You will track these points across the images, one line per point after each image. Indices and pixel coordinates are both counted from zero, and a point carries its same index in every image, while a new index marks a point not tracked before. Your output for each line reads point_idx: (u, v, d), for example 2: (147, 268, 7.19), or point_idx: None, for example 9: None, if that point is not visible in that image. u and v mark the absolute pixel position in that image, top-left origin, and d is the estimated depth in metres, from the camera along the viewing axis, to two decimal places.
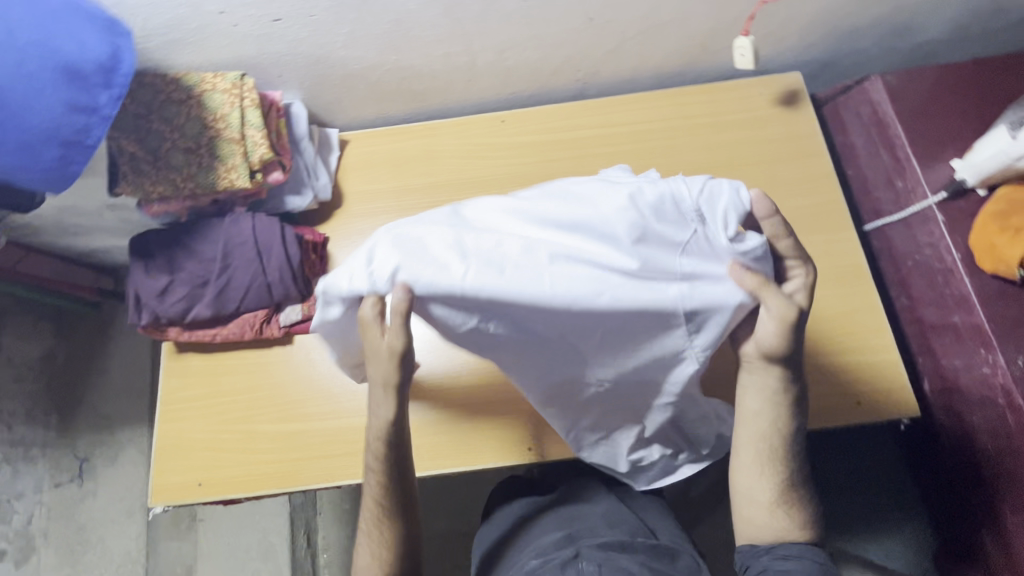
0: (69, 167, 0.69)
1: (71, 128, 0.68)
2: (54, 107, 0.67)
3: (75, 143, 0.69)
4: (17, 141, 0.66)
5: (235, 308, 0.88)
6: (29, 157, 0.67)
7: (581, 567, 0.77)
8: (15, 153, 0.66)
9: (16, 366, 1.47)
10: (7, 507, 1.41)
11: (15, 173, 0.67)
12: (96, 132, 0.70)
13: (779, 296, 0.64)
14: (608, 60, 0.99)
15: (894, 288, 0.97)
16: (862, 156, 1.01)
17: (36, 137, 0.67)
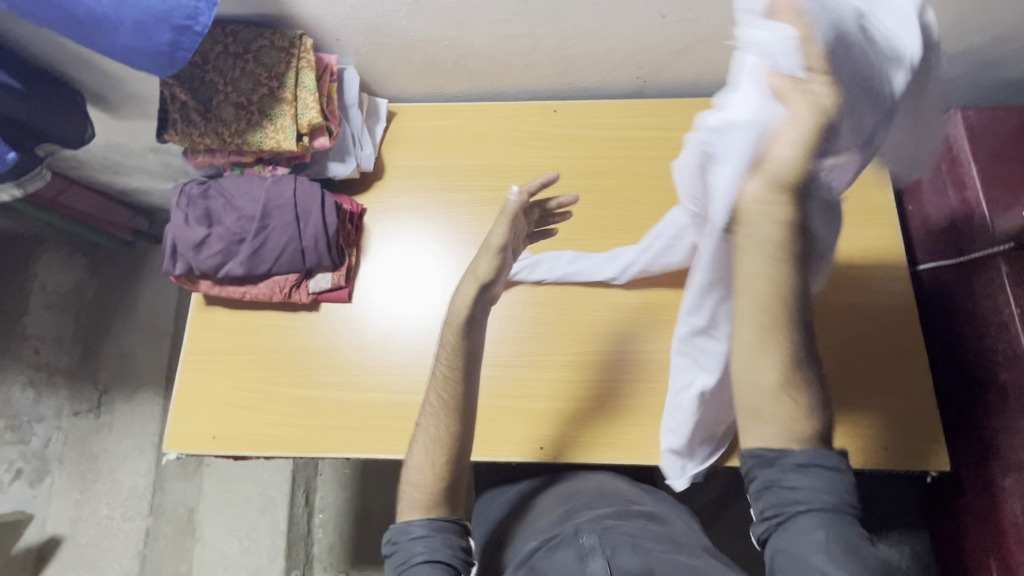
0: (177, 54, 0.70)
1: (182, 12, 0.68)
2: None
3: (185, 27, 0.69)
4: (133, 19, 0.67)
5: (267, 270, 0.87)
6: (143, 39, 0.68)
7: (583, 540, 0.71)
8: (131, 32, 0.67)
9: (49, 293, 1.49)
10: (24, 428, 1.42)
11: (133, 53, 0.69)
12: (203, 18, 0.69)
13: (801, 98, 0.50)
14: (674, 61, 0.95)
15: (941, 335, 0.92)
16: (926, 192, 0.95)
17: (151, 18, 0.67)
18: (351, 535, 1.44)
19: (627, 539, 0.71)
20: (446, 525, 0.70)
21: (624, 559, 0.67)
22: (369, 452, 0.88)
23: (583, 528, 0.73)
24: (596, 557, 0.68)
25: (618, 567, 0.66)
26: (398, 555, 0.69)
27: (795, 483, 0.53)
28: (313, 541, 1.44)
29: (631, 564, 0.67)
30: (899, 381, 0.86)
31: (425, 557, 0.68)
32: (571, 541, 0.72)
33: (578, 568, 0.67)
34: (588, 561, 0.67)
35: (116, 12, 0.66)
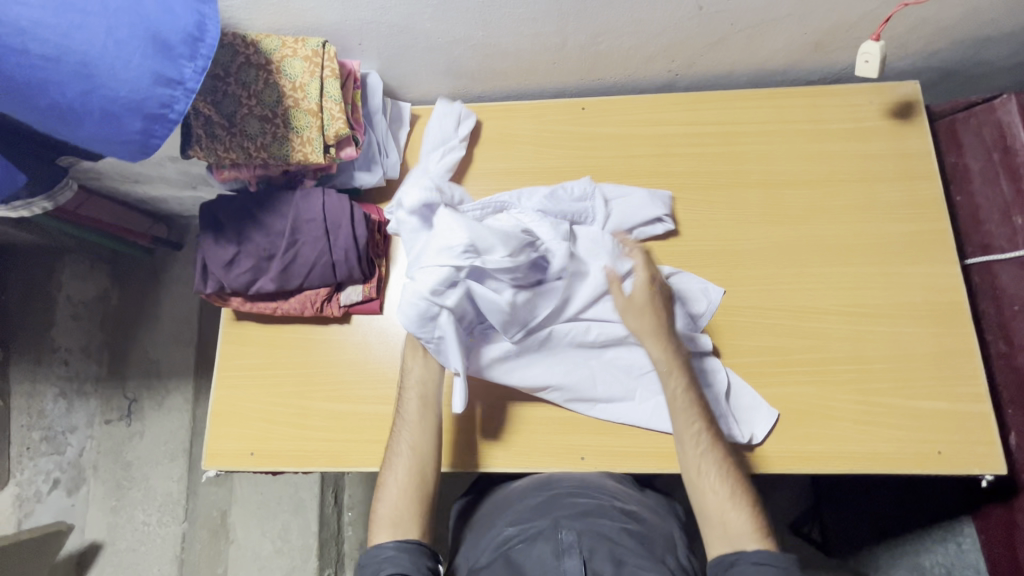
0: (150, 141, 0.65)
1: (156, 101, 0.63)
2: (140, 77, 0.62)
3: (160, 115, 0.64)
4: (101, 109, 0.61)
5: (298, 285, 0.86)
6: (113, 129, 0.63)
7: (560, 537, 0.69)
8: (100, 122, 0.62)
9: (74, 305, 1.47)
10: (59, 438, 1.44)
11: (101, 144, 0.64)
12: (180, 106, 0.64)
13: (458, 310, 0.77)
14: (707, 52, 0.91)
15: (991, 332, 0.88)
16: (975, 181, 0.91)
17: (121, 107, 0.62)
18: None
19: (606, 542, 0.69)
20: (412, 546, 0.72)
21: (600, 563, 0.66)
22: None
23: (564, 521, 0.72)
24: (573, 555, 0.67)
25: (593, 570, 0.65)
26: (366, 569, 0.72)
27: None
28: (344, 539, 1.47)
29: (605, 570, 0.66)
30: (952, 383, 0.83)
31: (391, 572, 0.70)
32: (549, 534, 0.70)
33: (552, 565, 0.67)
34: (564, 558, 0.67)
35: (83, 104, 0.61)
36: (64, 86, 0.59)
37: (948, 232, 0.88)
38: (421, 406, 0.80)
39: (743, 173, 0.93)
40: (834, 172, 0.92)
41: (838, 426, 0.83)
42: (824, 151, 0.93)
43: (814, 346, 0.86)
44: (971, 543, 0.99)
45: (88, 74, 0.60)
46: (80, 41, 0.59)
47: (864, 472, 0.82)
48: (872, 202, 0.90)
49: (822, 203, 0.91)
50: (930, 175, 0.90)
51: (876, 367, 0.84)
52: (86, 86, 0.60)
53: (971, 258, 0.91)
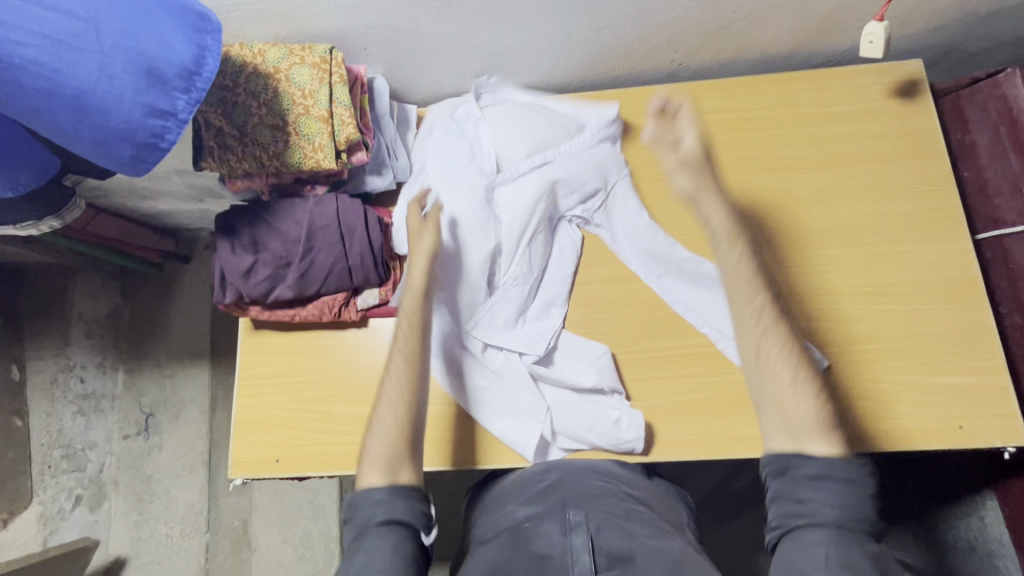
0: (139, 166, 0.66)
1: (147, 131, 0.64)
2: (133, 110, 0.62)
3: (151, 144, 0.65)
4: (93, 137, 0.62)
5: (316, 291, 0.87)
6: (103, 155, 0.64)
7: (569, 517, 0.68)
8: (91, 148, 0.63)
9: (87, 321, 1.48)
10: (79, 455, 1.45)
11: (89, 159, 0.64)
12: (171, 136, 0.66)
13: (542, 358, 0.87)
14: (709, 41, 0.91)
15: (1007, 305, 0.88)
16: (984, 156, 0.91)
17: (112, 136, 0.62)
18: None
19: (615, 522, 0.67)
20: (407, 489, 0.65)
21: (607, 539, 0.64)
22: (431, 465, 0.87)
23: (573, 505, 0.71)
24: (580, 532, 0.65)
25: (600, 547, 0.63)
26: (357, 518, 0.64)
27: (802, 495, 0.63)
28: None
29: (613, 545, 0.63)
30: (970, 358, 0.83)
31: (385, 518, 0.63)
32: (557, 516, 0.69)
33: (560, 542, 0.64)
34: (572, 534, 0.65)
35: (76, 131, 0.61)
36: (57, 114, 0.60)
37: (958, 208, 0.88)
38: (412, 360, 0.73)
39: (751, 159, 0.94)
40: (841, 155, 0.93)
41: (858, 406, 0.83)
42: (831, 133, 0.93)
43: (831, 327, 0.86)
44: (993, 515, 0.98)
45: (81, 105, 0.60)
46: (74, 77, 0.59)
47: (887, 450, 0.82)
48: (881, 182, 0.91)
49: (832, 185, 0.92)
50: (938, 152, 0.91)
51: (893, 345, 0.85)
52: (79, 117, 0.61)
53: (982, 233, 0.91)
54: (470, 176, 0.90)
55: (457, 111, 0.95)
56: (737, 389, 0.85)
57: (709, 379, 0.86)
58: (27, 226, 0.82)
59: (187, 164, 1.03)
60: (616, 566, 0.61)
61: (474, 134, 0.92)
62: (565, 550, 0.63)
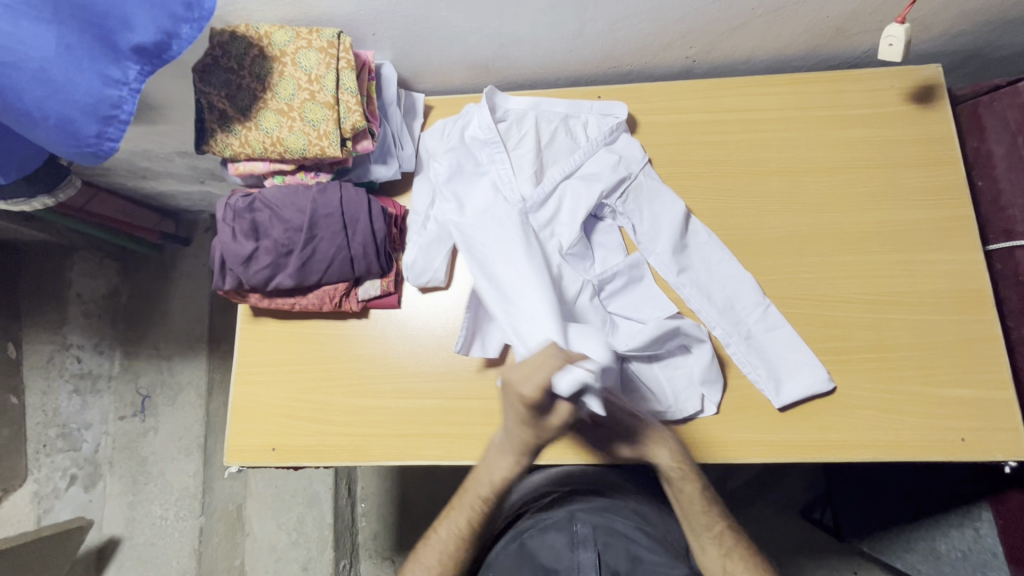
0: (104, 145, 0.63)
1: (107, 103, 0.62)
2: (91, 81, 0.60)
3: (112, 117, 0.62)
4: (57, 115, 0.60)
5: (317, 281, 0.85)
6: (66, 135, 0.61)
7: (576, 529, 0.75)
8: (55, 128, 0.61)
9: (84, 302, 1.46)
10: (75, 434, 1.44)
11: (53, 143, 0.63)
12: (129, 106, 0.63)
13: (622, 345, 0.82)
14: (726, 38, 0.90)
15: (1014, 318, 0.87)
16: (999, 165, 0.89)
17: (77, 111, 0.61)
18: (395, 522, 1.48)
19: (620, 538, 0.75)
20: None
21: (612, 557, 0.73)
22: (427, 460, 0.87)
23: (579, 512, 0.78)
24: (587, 547, 0.74)
25: (606, 563, 0.73)
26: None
27: None
28: (359, 530, 1.49)
29: (617, 563, 0.73)
30: (975, 370, 0.82)
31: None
32: (565, 526, 0.76)
33: (568, 556, 0.74)
34: (580, 550, 0.73)
35: (39, 110, 0.59)
36: (20, 91, 0.58)
37: (971, 217, 0.87)
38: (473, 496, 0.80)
39: (763, 161, 0.92)
40: (855, 159, 0.91)
41: (861, 414, 0.82)
42: (845, 137, 0.92)
43: (837, 334, 0.85)
44: (989, 528, 0.97)
45: (46, 79, 0.58)
46: (34, 50, 0.57)
47: (888, 460, 0.81)
48: (893, 188, 0.90)
49: (844, 190, 0.90)
50: (953, 160, 0.89)
51: (898, 354, 0.84)
52: (44, 94, 0.59)
53: (993, 244, 0.90)
54: (501, 208, 0.87)
55: (465, 131, 0.90)
56: (738, 393, 0.85)
57: None
58: (18, 203, 0.80)
59: (189, 146, 1.01)
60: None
61: (492, 165, 0.89)
62: (573, 565, 0.73)
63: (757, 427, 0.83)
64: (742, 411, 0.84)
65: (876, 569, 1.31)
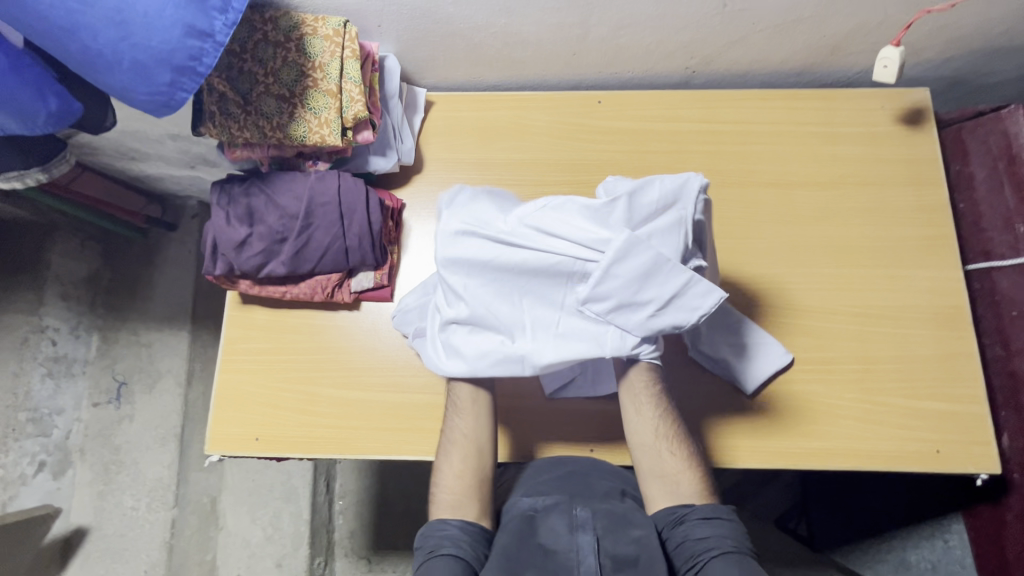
0: (177, 95, 0.64)
1: (186, 53, 0.62)
2: (172, 29, 0.60)
3: (188, 68, 0.62)
4: (131, 59, 0.60)
5: (309, 270, 0.86)
6: (143, 79, 0.61)
7: (577, 513, 0.70)
8: (129, 71, 0.61)
9: (64, 284, 1.40)
10: (46, 420, 1.38)
11: (130, 90, 0.62)
12: (208, 60, 0.63)
13: (647, 421, 0.76)
14: (725, 51, 0.92)
15: (989, 336, 0.90)
16: (979, 189, 0.92)
17: (152, 59, 0.61)
18: (372, 519, 1.46)
19: (622, 522, 0.70)
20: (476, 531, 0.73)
21: (613, 542, 0.67)
22: (414, 455, 0.86)
23: (579, 500, 0.72)
24: (587, 531, 0.68)
25: (606, 549, 0.66)
26: (427, 544, 0.72)
27: (704, 532, 0.70)
28: (338, 527, 1.47)
29: (619, 548, 0.67)
30: (951, 385, 0.85)
31: (452, 551, 0.70)
32: (564, 508, 0.71)
33: (566, 538, 0.68)
34: (579, 533, 0.68)
35: (113, 52, 0.59)
36: (97, 31, 0.58)
37: (951, 237, 0.90)
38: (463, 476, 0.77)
39: (757, 173, 0.94)
40: (844, 175, 0.94)
41: (842, 423, 0.84)
42: (836, 154, 0.94)
43: (821, 346, 0.87)
44: (957, 540, 0.99)
45: (120, 21, 0.58)
46: None
47: (867, 469, 0.83)
48: (880, 205, 0.92)
49: (833, 205, 0.93)
50: (937, 181, 0.93)
51: (879, 367, 0.86)
52: (119, 34, 0.59)
53: (972, 264, 0.93)
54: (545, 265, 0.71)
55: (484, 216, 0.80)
56: (725, 400, 0.86)
57: (701, 387, 0.86)
58: (12, 178, 0.77)
59: (183, 129, 0.99)
60: (621, 570, 0.65)
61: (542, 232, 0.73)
62: (569, 548, 0.67)
63: (742, 434, 0.85)
64: (726, 416, 0.85)
65: None
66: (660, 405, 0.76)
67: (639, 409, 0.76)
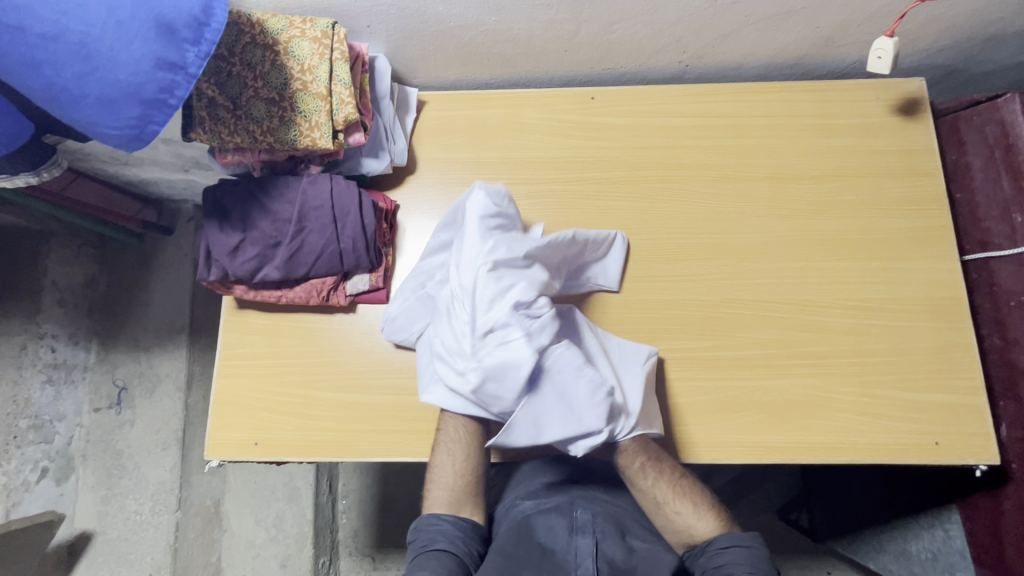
0: (148, 127, 0.63)
1: (156, 86, 0.61)
2: (140, 61, 0.60)
3: (158, 101, 0.62)
4: (98, 92, 0.60)
5: (304, 274, 0.85)
6: (109, 112, 0.61)
7: (576, 514, 0.71)
8: (95, 105, 0.60)
9: (61, 290, 1.41)
10: (47, 426, 1.38)
11: (95, 125, 0.62)
12: (180, 92, 0.62)
13: (646, 486, 0.76)
14: (718, 44, 0.91)
15: (987, 326, 0.90)
16: (977, 179, 0.91)
17: (119, 92, 0.60)
18: (376, 518, 1.46)
19: (618, 527, 0.72)
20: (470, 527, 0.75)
21: (611, 546, 0.69)
22: (414, 456, 0.86)
23: (579, 501, 0.74)
24: (585, 534, 0.69)
25: (604, 553, 0.68)
26: (421, 539, 0.74)
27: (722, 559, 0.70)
28: (341, 527, 1.47)
29: (617, 553, 0.68)
30: (949, 376, 0.85)
31: (445, 546, 0.72)
32: (563, 510, 0.73)
33: (564, 540, 0.69)
34: (578, 536, 0.69)
35: (79, 86, 0.59)
36: (61, 66, 0.58)
37: (947, 228, 0.90)
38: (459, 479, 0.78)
39: (752, 167, 0.94)
40: (840, 168, 0.93)
41: (840, 417, 0.84)
42: (831, 146, 0.94)
43: (818, 339, 0.87)
44: (957, 529, 0.99)
45: (86, 56, 0.58)
46: (80, 22, 0.57)
47: (865, 462, 0.83)
48: (877, 197, 0.92)
49: (828, 197, 0.92)
50: (933, 171, 0.92)
51: (876, 360, 0.86)
52: (85, 68, 0.59)
53: (969, 254, 0.92)
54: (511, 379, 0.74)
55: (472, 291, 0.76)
56: (723, 396, 0.86)
57: (698, 383, 0.86)
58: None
59: (175, 133, 0.99)
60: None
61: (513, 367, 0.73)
62: (568, 551, 0.68)
63: (740, 429, 0.85)
64: (724, 411, 0.85)
65: (848, 567, 1.34)
66: (652, 467, 0.76)
67: (637, 483, 0.76)
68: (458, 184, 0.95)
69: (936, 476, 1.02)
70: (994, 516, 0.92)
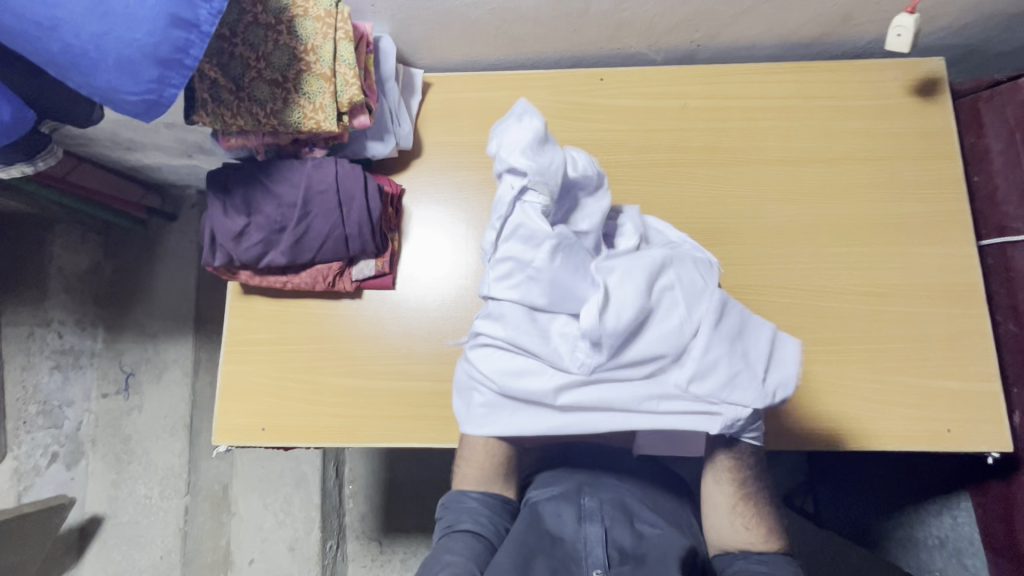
0: (165, 92, 0.59)
1: (171, 44, 0.57)
2: (155, 19, 0.56)
3: (175, 61, 0.58)
4: (116, 54, 0.56)
5: (310, 258, 0.85)
6: (128, 75, 0.57)
7: (583, 502, 0.71)
8: (114, 69, 0.56)
9: (66, 277, 1.40)
10: (56, 412, 1.39)
11: (111, 92, 0.57)
12: (195, 52, 0.59)
13: (723, 483, 0.74)
14: (732, 23, 0.88)
15: (1003, 312, 0.88)
16: (995, 161, 0.89)
17: (135, 52, 0.56)
18: (382, 504, 1.47)
19: (626, 514, 0.71)
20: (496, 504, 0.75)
21: (620, 532, 0.68)
22: (420, 442, 0.86)
23: (587, 489, 0.74)
24: (595, 521, 0.69)
25: (613, 540, 0.67)
26: (448, 516, 0.73)
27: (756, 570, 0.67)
28: (348, 512, 1.48)
29: (626, 540, 0.67)
30: (962, 363, 0.84)
31: (472, 524, 0.71)
32: (572, 498, 0.72)
33: (574, 529, 0.68)
34: (587, 524, 0.68)
35: (97, 47, 0.56)
36: (79, 26, 0.55)
37: (964, 213, 0.88)
38: (468, 470, 0.77)
39: (765, 150, 0.92)
40: (855, 151, 0.91)
41: (851, 404, 0.83)
42: (846, 129, 0.92)
43: (830, 326, 0.86)
44: (966, 516, 0.98)
45: (103, 15, 0.55)
46: None
47: (876, 449, 0.83)
48: (893, 181, 0.90)
49: (843, 181, 0.90)
50: (951, 154, 0.90)
51: (888, 346, 0.85)
52: (102, 28, 0.55)
53: (986, 240, 0.91)
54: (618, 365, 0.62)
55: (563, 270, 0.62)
56: None
57: None
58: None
59: (177, 117, 0.98)
60: (628, 562, 0.64)
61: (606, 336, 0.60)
62: (578, 538, 0.67)
63: None
64: None
65: (854, 554, 1.34)
66: (748, 472, 0.74)
67: (716, 476, 0.74)
68: (465, 169, 0.93)
69: (946, 464, 1.02)
70: (1004, 504, 0.92)
